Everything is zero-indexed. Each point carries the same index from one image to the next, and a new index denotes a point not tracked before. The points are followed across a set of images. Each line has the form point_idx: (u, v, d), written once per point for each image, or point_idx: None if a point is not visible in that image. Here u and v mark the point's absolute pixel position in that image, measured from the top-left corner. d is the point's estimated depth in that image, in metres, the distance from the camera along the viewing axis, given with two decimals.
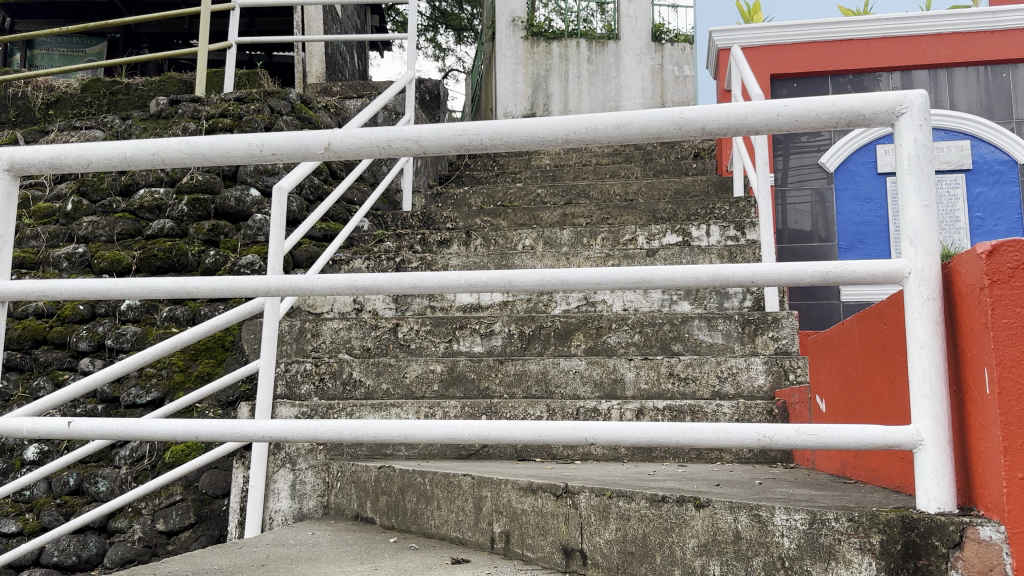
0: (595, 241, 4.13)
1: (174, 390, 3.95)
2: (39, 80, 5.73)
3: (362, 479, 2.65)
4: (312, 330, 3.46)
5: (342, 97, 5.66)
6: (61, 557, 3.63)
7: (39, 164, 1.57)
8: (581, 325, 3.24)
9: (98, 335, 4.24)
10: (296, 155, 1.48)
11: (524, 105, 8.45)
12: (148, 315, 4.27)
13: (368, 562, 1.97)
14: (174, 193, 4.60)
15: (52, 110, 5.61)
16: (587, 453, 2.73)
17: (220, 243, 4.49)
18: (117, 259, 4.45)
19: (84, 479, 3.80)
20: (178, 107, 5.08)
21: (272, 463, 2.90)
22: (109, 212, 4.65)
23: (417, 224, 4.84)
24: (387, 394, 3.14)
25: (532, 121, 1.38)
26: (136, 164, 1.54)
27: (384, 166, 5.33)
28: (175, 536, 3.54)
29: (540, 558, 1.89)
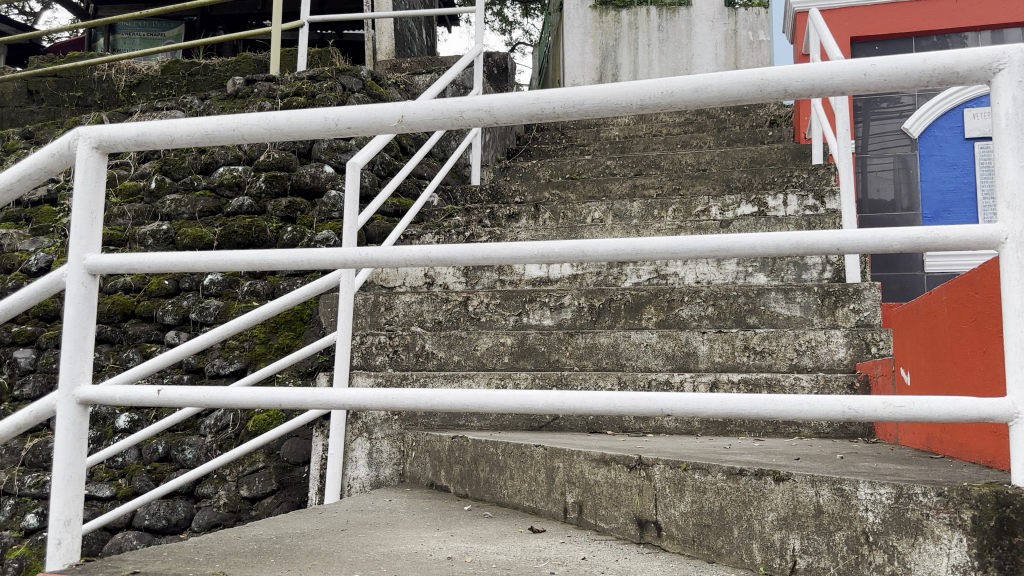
0: (667, 212, 4.05)
1: (256, 361, 4.08)
2: (121, 63, 5.93)
3: (435, 448, 2.70)
4: (386, 304, 3.52)
5: (411, 72, 5.68)
6: (151, 520, 3.80)
7: (126, 141, 1.63)
8: (652, 299, 3.20)
9: (182, 309, 4.40)
10: (370, 128, 1.49)
11: (593, 75, 8.37)
12: (230, 290, 4.41)
13: (444, 529, 2.01)
14: (252, 170, 4.72)
15: (134, 92, 5.81)
16: (660, 425, 2.71)
17: (296, 220, 4.58)
18: (198, 236, 4.59)
19: (173, 446, 3.97)
20: (253, 87, 5.19)
21: (350, 432, 2.97)
22: (191, 190, 4.80)
23: (486, 198, 4.84)
24: (459, 366, 3.18)
25: (606, 86, 1.35)
26: (217, 139, 1.58)
27: (453, 141, 5.35)
28: (258, 502, 3.67)
29: (614, 528, 1.89)
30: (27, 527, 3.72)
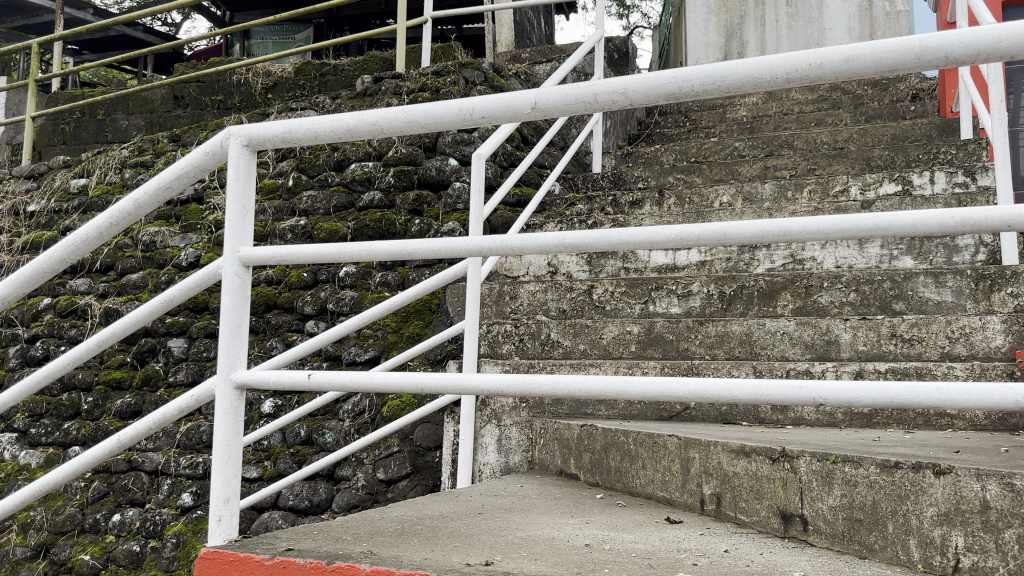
0: (801, 194, 3.89)
1: (389, 349, 4.22)
2: (259, 66, 6.24)
3: (564, 436, 2.71)
4: (511, 293, 3.56)
5: (532, 62, 5.69)
6: (295, 500, 3.99)
7: (273, 139, 1.71)
8: (789, 284, 3.08)
9: (320, 300, 4.60)
10: (504, 117, 1.50)
11: (717, 54, 8.15)
12: (363, 281, 4.57)
13: (577, 516, 2.01)
14: (382, 166, 4.87)
15: (271, 94, 6.11)
16: (799, 417, 2.60)
17: (424, 212, 4.69)
18: (334, 230, 4.80)
19: (313, 430, 4.16)
20: (381, 84, 5.35)
21: (479, 418, 3.02)
22: (326, 186, 5.00)
23: (609, 185, 4.80)
24: (585, 354, 3.17)
25: (748, 61, 1.31)
26: (357, 134, 1.63)
27: (574, 129, 5.33)
28: (394, 484, 3.80)
29: (756, 522, 1.83)
30: (183, 505, 3.97)
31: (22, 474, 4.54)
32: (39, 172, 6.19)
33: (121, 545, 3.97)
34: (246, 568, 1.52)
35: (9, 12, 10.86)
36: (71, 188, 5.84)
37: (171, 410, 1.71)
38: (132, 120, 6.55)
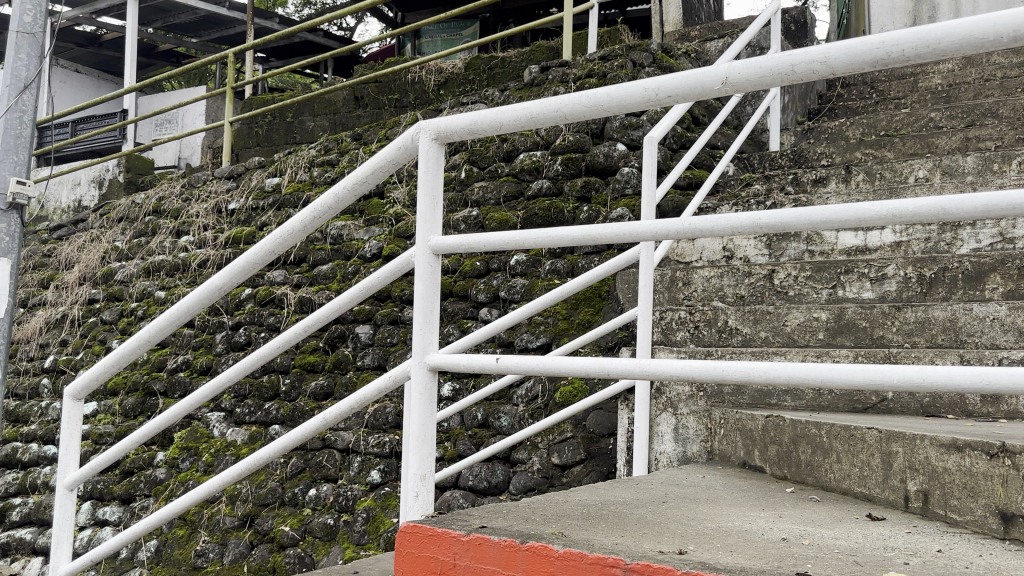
0: (1010, 166, 3.55)
1: (560, 336, 4.26)
2: (431, 63, 6.48)
3: (747, 427, 2.61)
4: (684, 279, 3.47)
5: (702, 40, 5.53)
6: (474, 481, 4.04)
7: (459, 131, 1.77)
8: (999, 265, 2.83)
9: (493, 288, 4.71)
10: (693, 94, 1.47)
11: (905, 20, 7.58)
12: (534, 269, 4.66)
13: (769, 509, 1.95)
14: (550, 154, 4.93)
15: (442, 90, 6.34)
16: (1014, 410, 2.40)
17: (592, 199, 4.69)
18: (503, 219, 4.88)
19: (490, 414, 4.27)
20: (548, 73, 5.41)
21: (654, 407, 2.98)
22: (496, 177, 5.12)
23: (787, 163, 4.58)
24: (767, 342, 3.03)
25: (967, 18, 1.21)
26: (541, 121, 1.66)
27: (748, 107, 5.13)
28: (569, 469, 3.84)
29: (970, 521, 1.70)
30: (372, 482, 4.21)
31: (229, 450, 4.85)
32: (238, 173, 6.74)
33: (316, 518, 4.23)
34: (443, 543, 1.57)
35: (208, 26, 11.90)
36: (265, 186, 6.31)
37: (372, 392, 1.88)
38: (318, 121, 7.00)
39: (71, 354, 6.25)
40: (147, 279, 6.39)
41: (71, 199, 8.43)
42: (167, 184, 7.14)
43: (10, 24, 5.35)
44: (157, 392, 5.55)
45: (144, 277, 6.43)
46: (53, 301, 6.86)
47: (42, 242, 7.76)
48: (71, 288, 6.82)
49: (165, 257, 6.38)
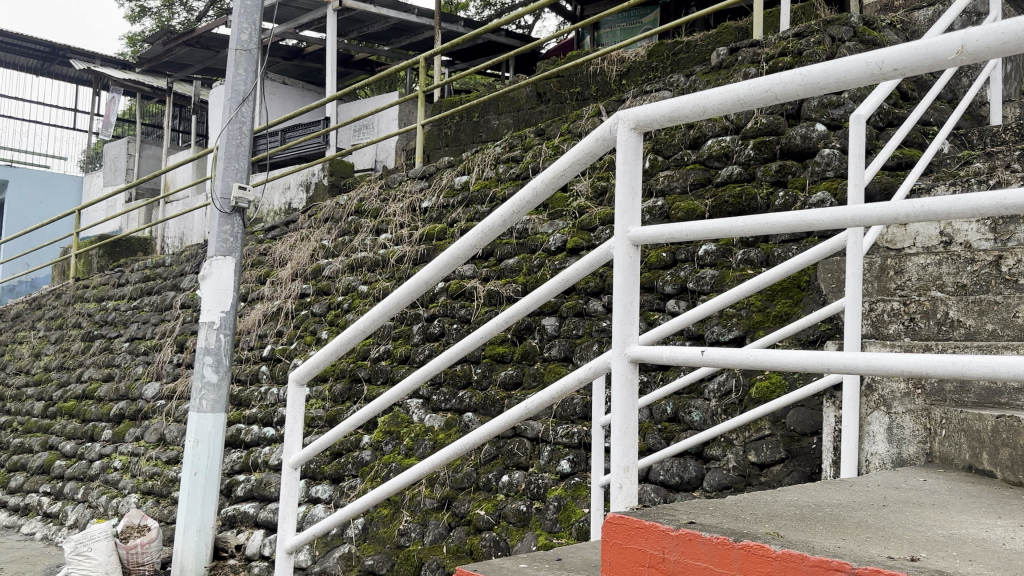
0: None
1: (754, 329, 4.08)
2: (613, 54, 6.46)
3: (974, 427, 2.39)
4: (896, 267, 3.20)
5: (908, 8, 5.12)
6: (666, 476, 3.95)
7: (659, 118, 1.74)
8: None
9: (680, 279, 4.61)
10: (922, 67, 1.37)
11: None
12: (724, 259, 4.51)
13: (1008, 518, 1.77)
14: (741, 139, 4.77)
15: (625, 80, 6.32)
16: None
17: (788, 183, 4.46)
18: (690, 209, 4.72)
19: (680, 408, 4.17)
20: (738, 54, 5.23)
21: (865, 405, 2.78)
22: (683, 165, 5.01)
23: (1014, 137, 4.14)
24: (995, 336, 2.76)
25: None
26: (747, 104, 1.60)
27: (965, 78, 4.70)
28: (767, 468, 3.70)
29: None
30: (562, 471, 4.27)
31: (428, 434, 5.07)
32: (430, 172, 7.05)
33: (509, 503, 4.35)
34: (652, 537, 1.55)
35: (398, 34, 12.56)
36: (455, 184, 6.57)
37: (574, 381, 1.91)
38: (503, 119, 7.16)
39: (286, 343, 6.82)
40: (351, 275, 6.84)
41: (283, 202, 9.19)
42: (366, 186, 7.59)
43: (231, 44, 5.92)
44: (361, 379, 5.89)
45: (348, 273, 6.88)
46: (269, 295, 7.51)
47: (259, 242, 8.51)
48: (285, 282, 7.42)
49: (367, 253, 6.80)
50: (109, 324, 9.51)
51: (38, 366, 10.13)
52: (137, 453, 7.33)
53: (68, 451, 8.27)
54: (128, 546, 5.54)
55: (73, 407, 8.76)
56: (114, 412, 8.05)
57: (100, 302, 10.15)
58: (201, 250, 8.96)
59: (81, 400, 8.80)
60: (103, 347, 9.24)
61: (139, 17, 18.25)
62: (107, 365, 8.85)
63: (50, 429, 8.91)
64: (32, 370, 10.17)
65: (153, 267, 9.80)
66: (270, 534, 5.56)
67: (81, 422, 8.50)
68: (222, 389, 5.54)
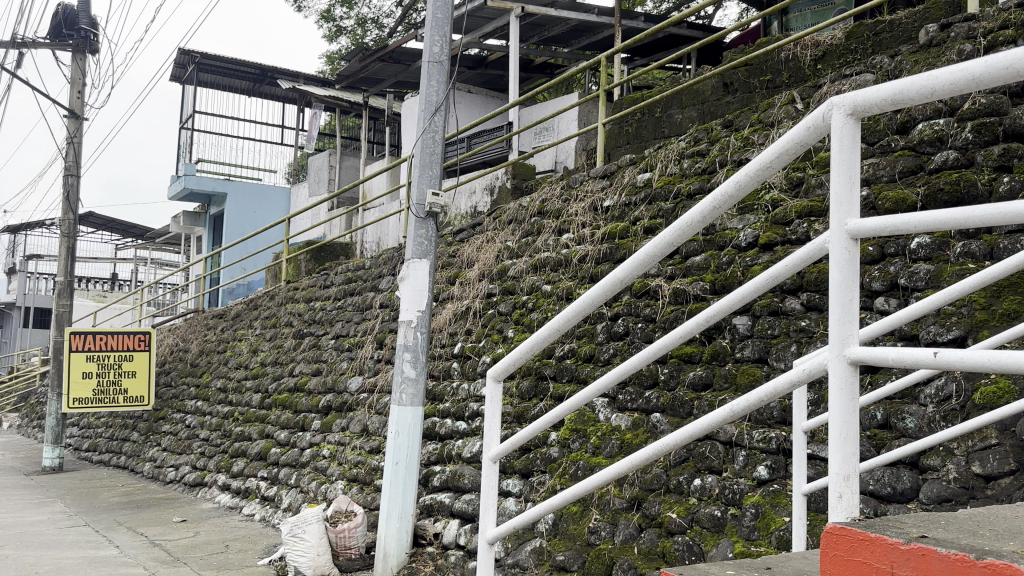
0: None
1: (977, 329, 3.75)
2: (806, 39, 6.19)
3: None
4: None
5: None
6: (876, 486, 3.71)
7: (881, 102, 1.64)
8: None
9: (890, 275, 4.32)
10: None
11: None
12: (941, 252, 4.18)
13: None
14: (956, 121, 4.42)
15: (820, 65, 6.03)
16: None
17: (1014, 168, 4.07)
18: (901, 198, 4.37)
19: (891, 413, 3.91)
20: (950, 31, 4.85)
21: None
22: (889, 152, 4.69)
23: None
24: None
25: None
26: (987, 81, 1.47)
27: None
28: (995, 481, 3.40)
29: None
30: (759, 478, 4.16)
31: (615, 434, 5.07)
32: (612, 170, 7.05)
33: (703, 508, 4.27)
34: (879, 550, 1.48)
35: (579, 34, 12.70)
36: (639, 182, 6.55)
37: (785, 383, 1.85)
38: (687, 112, 7.00)
39: (475, 341, 7.07)
40: (535, 275, 6.96)
41: (469, 206, 9.54)
42: (549, 186, 7.71)
43: (423, 57, 6.29)
44: (547, 377, 5.94)
45: (532, 273, 7.02)
46: (459, 295, 7.81)
47: (448, 244, 8.87)
48: (474, 283, 7.68)
49: (550, 254, 6.89)
50: (316, 323, 10.30)
51: (256, 361, 11.15)
52: (342, 443, 7.90)
53: (283, 439, 9.05)
54: (338, 530, 5.99)
55: (286, 399, 9.58)
56: (322, 404, 8.71)
57: (307, 303, 11.01)
58: (395, 253, 9.48)
59: (293, 393, 9.59)
60: (310, 344, 10.02)
61: (336, 36, 19.60)
62: (315, 361, 9.58)
63: (267, 419, 9.78)
64: (250, 364, 11.21)
65: (353, 270, 10.48)
66: (465, 524, 5.76)
67: (293, 413, 9.26)
68: (419, 384, 6.02)
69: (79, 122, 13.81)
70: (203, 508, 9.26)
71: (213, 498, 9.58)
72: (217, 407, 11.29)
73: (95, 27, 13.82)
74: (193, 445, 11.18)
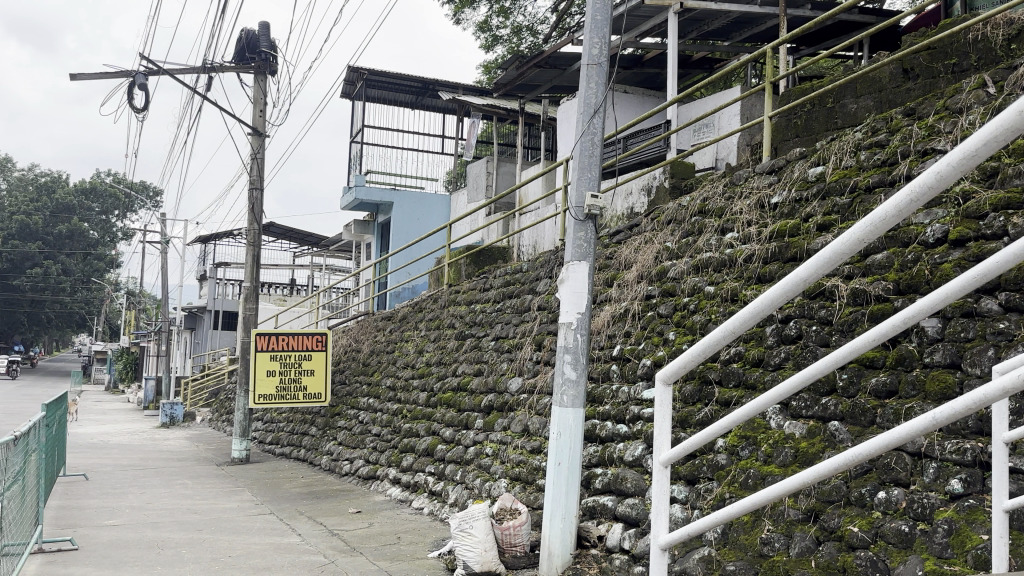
0: None
1: None
2: (998, 17, 5.70)
3: None
4: None
5: None
6: None
7: None
8: None
9: None
10: None
11: None
12: None
13: None
14: None
15: (1015, 44, 5.49)
16: None
17: None
18: None
19: None
20: None
21: None
22: None
23: None
24: None
25: None
26: None
27: None
28: None
29: None
30: (953, 492, 3.85)
31: (788, 442, 4.85)
32: (779, 166, 6.78)
33: (888, 522, 4.01)
34: None
35: (740, 26, 12.33)
36: (809, 176, 6.26)
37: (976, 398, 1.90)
38: (862, 102, 6.61)
39: (635, 343, 7.00)
40: (696, 275, 6.78)
41: (626, 207, 9.48)
42: (710, 185, 7.52)
43: (583, 59, 6.32)
44: (712, 382, 5.76)
45: (693, 274, 6.84)
46: (617, 297, 7.75)
47: (605, 246, 8.84)
48: (632, 284, 7.60)
49: (712, 254, 6.69)
50: (477, 325, 10.57)
51: (421, 361, 11.60)
52: (505, 442, 8.06)
53: (448, 436, 9.36)
54: (503, 527, 6.10)
55: (451, 398, 9.90)
56: (484, 403, 8.93)
57: (469, 305, 11.32)
58: (553, 256, 9.55)
59: (456, 392, 9.90)
60: (472, 345, 10.30)
61: (493, 45, 20.07)
62: (477, 361, 9.84)
63: (433, 416, 10.16)
64: (416, 364, 11.68)
65: (511, 273, 10.65)
66: (628, 528, 5.70)
67: (457, 411, 9.56)
68: (580, 386, 6.06)
69: (262, 139, 14.92)
70: (376, 500, 9.80)
71: (385, 491, 10.12)
72: (386, 405, 11.85)
73: (275, 50, 14.91)
74: (365, 440, 11.80)
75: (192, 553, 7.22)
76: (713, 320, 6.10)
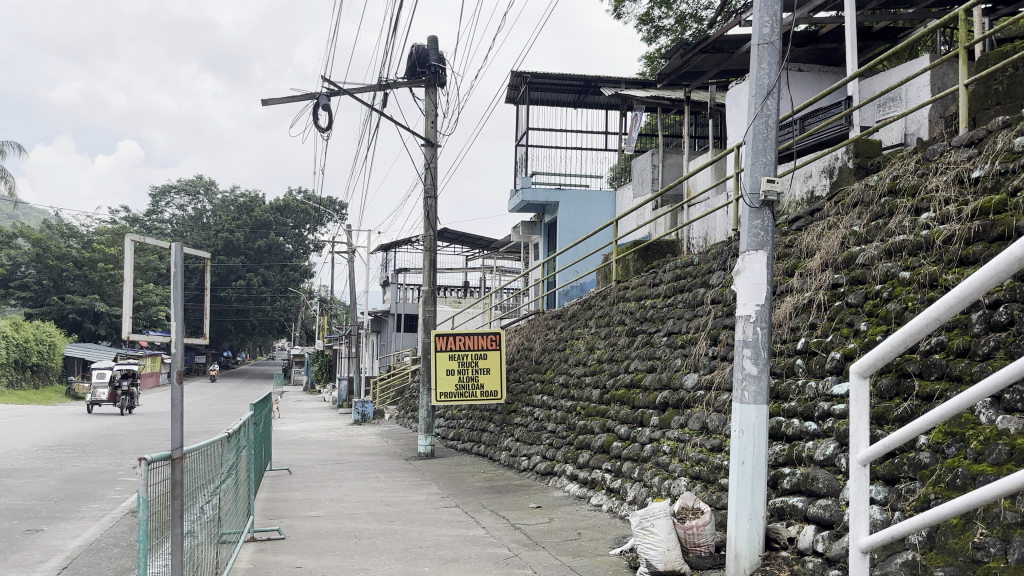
0: None
1: None
2: None
3: None
4: None
5: None
6: None
7: None
8: None
9: None
10: None
11: None
12: None
13: None
14: None
15: None
16: None
17: None
18: None
19: None
20: None
21: None
22: None
23: None
24: None
25: None
26: None
27: None
28: None
29: None
30: None
31: (1002, 438, 4.39)
32: (979, 137, 6.16)
33: None
34: None
35: None
36: (1015, 146, 5.63)
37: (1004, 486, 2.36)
38: None
39: (821, 335, 6.62)
40: (889, 261, 6.30)
41: (805, 191, 9.02)
42: (901, 162, 6.97)
43: (753, 40, 6.03)
44: (911, 374, 5.32)
45: (886, 259, 6.35)
46: (800, 287, 7.36)
47: (784, 234, 8.42)
48: (816, 273, 7.18)
49: (906, 237, 6.19)
50: (648, 321, 10.40)
51: (593, 358, 11.60)
52: (683, 439, 7.89)
53: (623, 433, 9.27)
54: (685, 526, 6.01)
55: (624, 395, 9.80)
56: (659, 400, 8.77)
57: (639, 300, 11.17)
58: (725, 247, 9.18)
59: (630, 388, 9.78)
60: (644, 341, 10.15)
61: (656, 37, 19.75)
62: (649, 357, 9.68)
63: (607, 413, 10.12)
64: (588, 361, 11.70)
65: (682, 266, 10.36)
66: (822, 530, 5.39)
67: (632, 408, 9.45)
68: (762, 381, 5.80)
69: (435, 149, 15.53)
70: (555, 496, 9.92)
71: (563, 487, 10.22)
72: (561, 401, 11.92)
73: (443, 61, 15.43)
74: (542, 436, 11.95)
75: (386, 543, 7.63)
76: (910, 308, 5.64)
